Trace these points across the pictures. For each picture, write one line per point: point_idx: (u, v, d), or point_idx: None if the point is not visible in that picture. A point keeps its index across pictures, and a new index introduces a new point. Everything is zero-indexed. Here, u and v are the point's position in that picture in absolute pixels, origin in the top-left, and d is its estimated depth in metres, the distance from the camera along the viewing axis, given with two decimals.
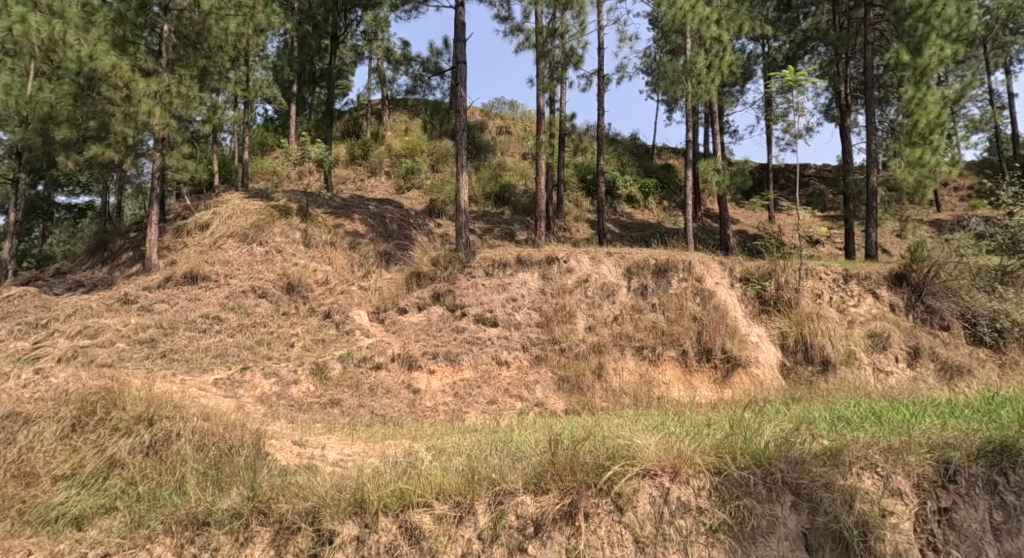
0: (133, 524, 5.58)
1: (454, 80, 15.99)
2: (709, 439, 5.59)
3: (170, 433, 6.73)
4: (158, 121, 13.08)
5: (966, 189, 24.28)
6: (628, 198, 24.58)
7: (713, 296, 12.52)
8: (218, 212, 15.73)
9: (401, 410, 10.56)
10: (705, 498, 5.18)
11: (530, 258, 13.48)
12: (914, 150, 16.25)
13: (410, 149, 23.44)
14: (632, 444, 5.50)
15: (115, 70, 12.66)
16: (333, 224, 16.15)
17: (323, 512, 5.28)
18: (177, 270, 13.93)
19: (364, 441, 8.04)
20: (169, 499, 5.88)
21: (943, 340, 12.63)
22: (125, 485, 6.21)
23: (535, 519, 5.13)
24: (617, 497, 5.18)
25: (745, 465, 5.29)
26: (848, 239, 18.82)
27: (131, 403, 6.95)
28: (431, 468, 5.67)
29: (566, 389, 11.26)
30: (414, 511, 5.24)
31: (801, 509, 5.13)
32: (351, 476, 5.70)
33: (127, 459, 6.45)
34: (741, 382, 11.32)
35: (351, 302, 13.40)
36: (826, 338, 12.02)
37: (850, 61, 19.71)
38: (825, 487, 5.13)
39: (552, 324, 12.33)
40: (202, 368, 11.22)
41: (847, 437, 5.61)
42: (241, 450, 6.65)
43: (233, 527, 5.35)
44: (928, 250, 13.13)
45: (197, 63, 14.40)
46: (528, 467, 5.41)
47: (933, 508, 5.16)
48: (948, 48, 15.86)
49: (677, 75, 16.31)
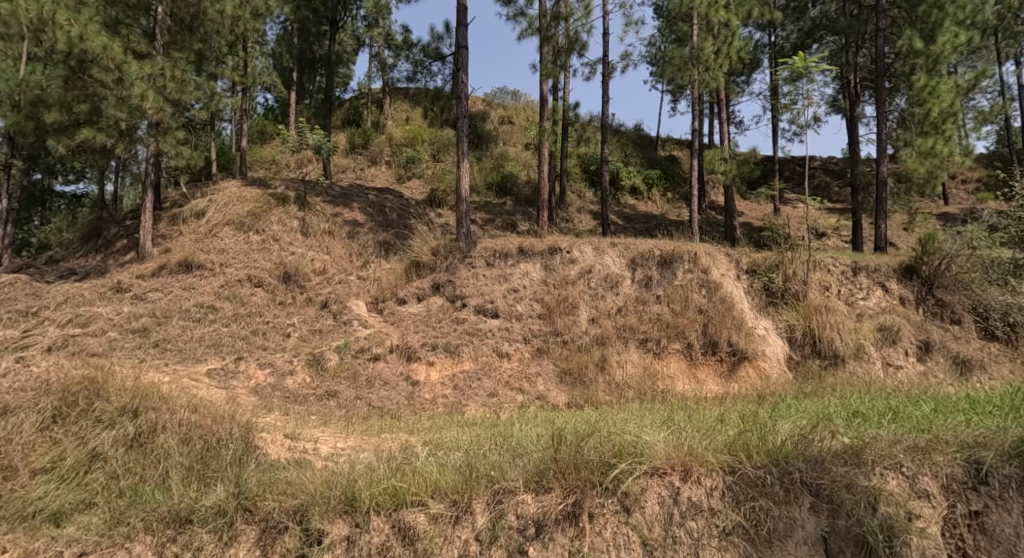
0: (113, 521, 5.27)
1: (456, 66, 15.63)
2: (723, 436, 5.28)
3: (155, 426, 6.43)
4: (152, 104, 12.75)
5: (975, 182, 23.91)
6: (632, 189, 24.21)
7: (719, 288, 12.22)
8: (214, 200, 15.43)
9: (399, 403, 10.29)
10: (718, 498, 4.87)
11: (532, 248, 13.18)
12: (926, 140, 15.84)
13: (411, 139, 23.02)
14: (639, 441, 5.19)
15: (106, 51, 12.27)
16: (332, 213, 15.81)
17: (311, 511, 4.99)
18: (171, 258, 13.62)
19: (359, 435, 7.75)
20: (151, 494, 5.54)
21: (954, 334, 12.33)
22: (107, 480, 5.90)
23: (536, 519, 4.83)
24: (625, 496, 4.89)
25: (761, 464, 4.99)
26: (855, 231, 18.53)
27: (116, 394, 6.68)
28: (426, 464, 5.38)
29: (568, 382, 10.95)
30: (408, 510, 4.95)
31: (820, 512, 4.82)
32: (343, 472, 5.40)
33: (109, 452, 6.14)
34: (748, 376, 11.06)
35: (349, 292, 13.06)
36: (835, 331, 11.72)
37: (860, 50, 19.32)
38: (846, 488, 4.83)
39: (554, 316, 12.02)
40: (195, 358, 10.95)
41: (868, 434, 5.30)
42: (229, 444, 6.35)
43: (216, 525, 5.07)
44: (940, 242, 12.82)
45: (192, 47, 14.07)
46: (529, 464, 5.11)
47: (963, 511, 4.87)
48: (962, 35, 15.44)
49: (684, 61, 15.80)
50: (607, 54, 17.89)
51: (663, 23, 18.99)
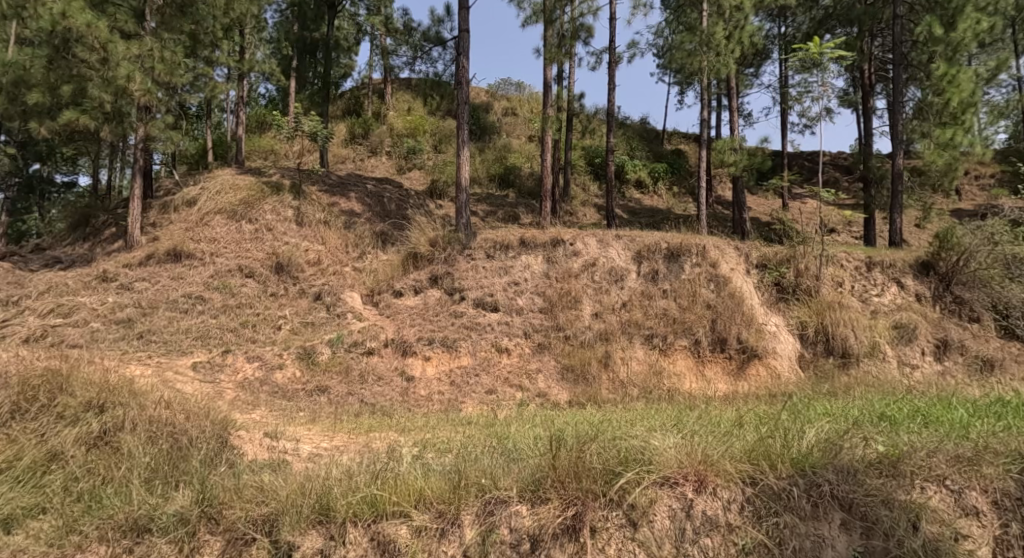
0: (64, 529, 4.75)
1: (457, 51, 15.09)
2: (741, 441, 4.78)
3: (122, 423, 5.97)
4: (139, 86, 12.29)
5: (989, 177, 23.36)
6: (638, 183, 23.64)
7: (728, 283, 11.67)
8: (206, 187, 14.90)
9: (393, 399, 9.80)
10: (737, 513, 4.36)
11: (534, 240, 12.65)
12: (945, 131, 15.22)
13: (412, 129, 22.46)
14: (647, 446, 4.70)
15: (91, 29, 11.84)
16: (328, 203, 15.28)
17: (281, 521, 4.50)
18: (160, 247, 13.12)
19: (346, 434, 7.23)
20: (110, 499, 5.01)
21: (973, 333, 11.74)
22: (66, 481, 5.35)
23: (531, 533, 4.34)
24: (631, 509, 4.37)
25: (785, 475, 4.48)
26: (868, 227, 17.98)
27: (81, 388, 6.25)
28: (411, 469, 4.86)
29: (570, 379, 10.47)
30: (389, 522, 4.46)
31: (852, 529, 4.30)
32: (319, 476, 4.87)
33: (69, 452, 5.63)
34: (757, 375, 10.56)
35: (343, 284, 12.53)
36: (849, 329, 11.15)
37: (874, 39, 18.72)
38: (883, 504, 4.33)
39: (557, 310, 11.49)
40: (180, 350, 10.45)
41: (904, 441, 4.81)
42: (201, 445, 5.87)
43: (177, 535, 4.58)
44: (959, 237, 12.13)
45: (185, 28, 13.56)
46: (524, 471, 4.63)
47: (1018, 532, 4.36)
48: (984, 22, 14.86)
49: (694, 46, 15.16)
50: (613, 42, 17.32)
51: (671, 12, 18.43)
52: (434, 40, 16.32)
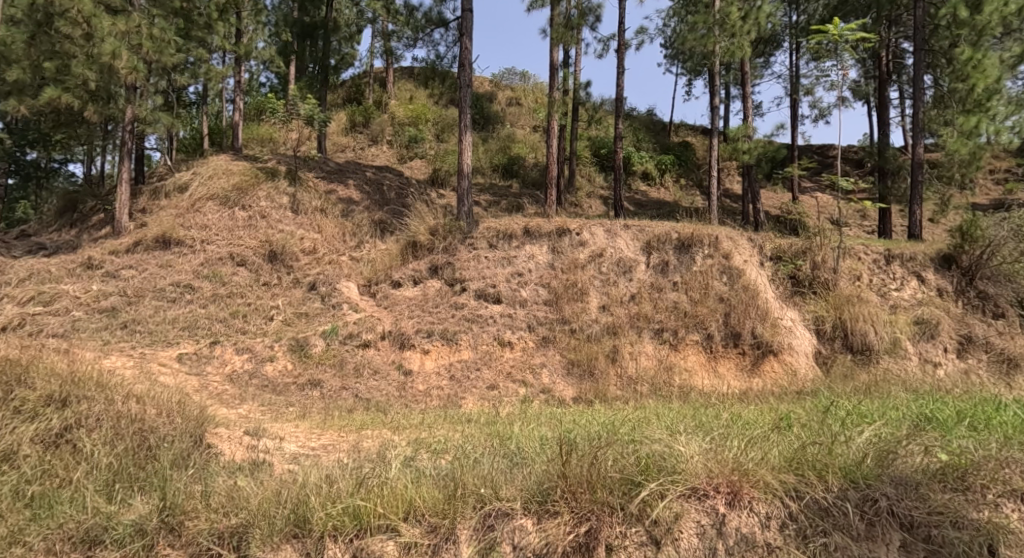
0: (7, 539, 4.15)
1: (460, 32, 14.41)
2: (779, 447, 4.25)
3: (85, 419, 5.44)
4: (125, 64, 11.57)
5: (1003, 171, 22.82)
6: (644, 174, 22.96)
7: (742, 275, 11.02)
8: (198, 173, 14.31)
9: (389, 394, 9.25)
10: (777, 532, 3.80)
11: (539, 229, 11.94)
12: (969, 118, 14.36)
13: (414, 118, 21.79)
14: (672, 452, 4.15)
15: (74, 3, 11.20)
16: (324, 190, 14.64)
17: (251, 535, 3.95)
18: (148, 234, 12.55)
19: (335, 432, 6.68)
20: (62, 506, 4.45)
21: (998, 329, 11.11)
22: (17, 483, 4.77)
23: (538, 552, 3.78)
24: (653, 525, 3.81)
25: (834, 487, 3.92)
26: (883, 220, 17.37)
27: (42, 380, 5.72)
28: (400, 475, 4.30)
29: (576, 375, 9.91)
30: (374, 536, 3.89)
31: (914, 553, 3.73)
32: (296, 481, 4.34)
33: (23, 450, 5.08)
34: (773, 372, 9.97)
35: (339, 274, 11.93)
36: (869, 324, 10.52)
37: (892, 26, 18.03)
38: (951, 525, 3.77)
39: (562, 302, 10.90)
40: (166, 341, 9.93)
41: (971, 449, 4.27)
42: (175, 443, 5.33)
43: (131, 549, 4.01)
44: (983, 229, 11.40)
45: (173, 4, 12.83)
46: (530, 479, 4.07)
47: None
48: (1012, 4, 14.16)
49: (708, 29, 14.42)
50: (623, 26, 16.62)
51: None
52: (436, 22, 15.63)
